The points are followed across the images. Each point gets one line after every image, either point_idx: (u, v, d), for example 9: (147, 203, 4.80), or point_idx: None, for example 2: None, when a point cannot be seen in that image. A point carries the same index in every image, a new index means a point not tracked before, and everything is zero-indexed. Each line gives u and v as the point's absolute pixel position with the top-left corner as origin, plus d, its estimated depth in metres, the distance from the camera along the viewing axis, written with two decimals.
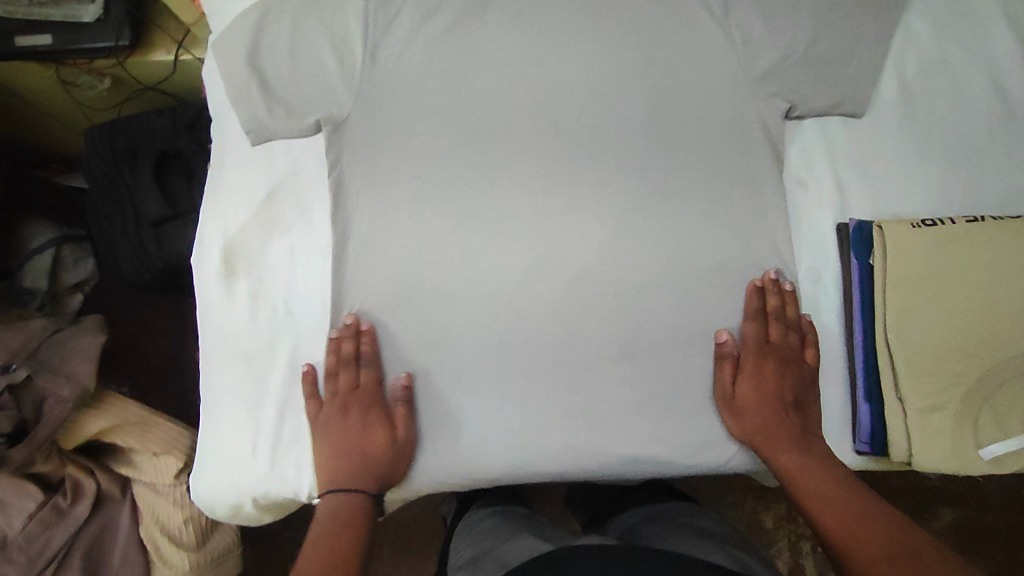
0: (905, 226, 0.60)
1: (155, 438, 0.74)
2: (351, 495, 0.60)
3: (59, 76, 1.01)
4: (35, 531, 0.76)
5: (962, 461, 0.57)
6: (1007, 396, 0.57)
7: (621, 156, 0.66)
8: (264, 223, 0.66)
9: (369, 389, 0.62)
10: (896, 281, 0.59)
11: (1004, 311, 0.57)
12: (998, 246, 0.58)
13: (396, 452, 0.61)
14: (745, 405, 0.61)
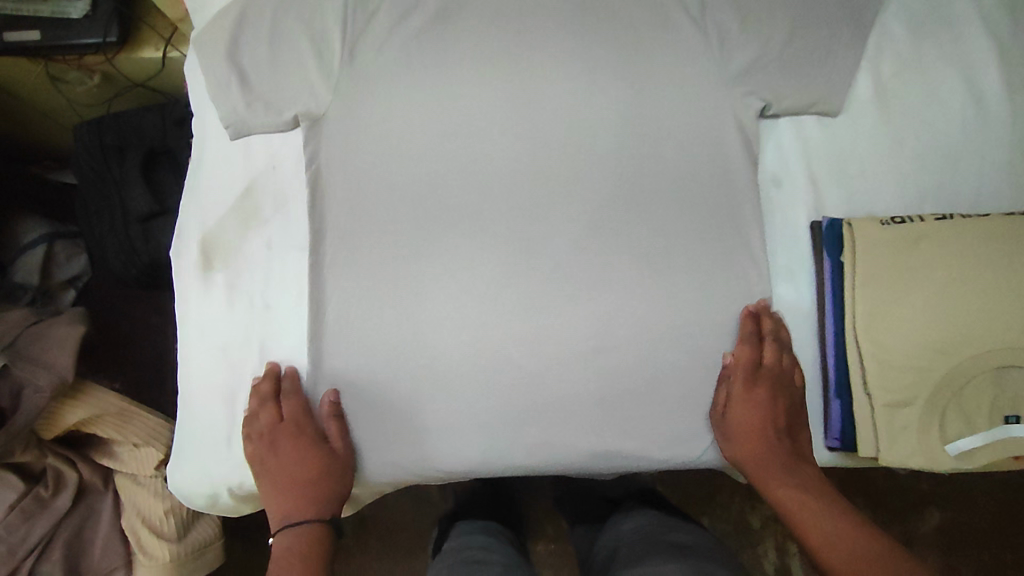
0: (874, 223, 0.58)
1: (135, 429, 0.75)
2: (300, 527, 0.62)
3: (48, 72, 1.02)
4: (14, 522, 0.77)
5: (927, 455, 0.57)
6: (975, 393, 0.55)
7: (597, 153, 0.66)
8: (242, 218, 0.67)
9: (294, 419, 0.62)
10: (866, 279, 0.58)
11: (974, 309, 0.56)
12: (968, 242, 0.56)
13: (336, 474, 0.63)
14: (738, 430, 0.62)
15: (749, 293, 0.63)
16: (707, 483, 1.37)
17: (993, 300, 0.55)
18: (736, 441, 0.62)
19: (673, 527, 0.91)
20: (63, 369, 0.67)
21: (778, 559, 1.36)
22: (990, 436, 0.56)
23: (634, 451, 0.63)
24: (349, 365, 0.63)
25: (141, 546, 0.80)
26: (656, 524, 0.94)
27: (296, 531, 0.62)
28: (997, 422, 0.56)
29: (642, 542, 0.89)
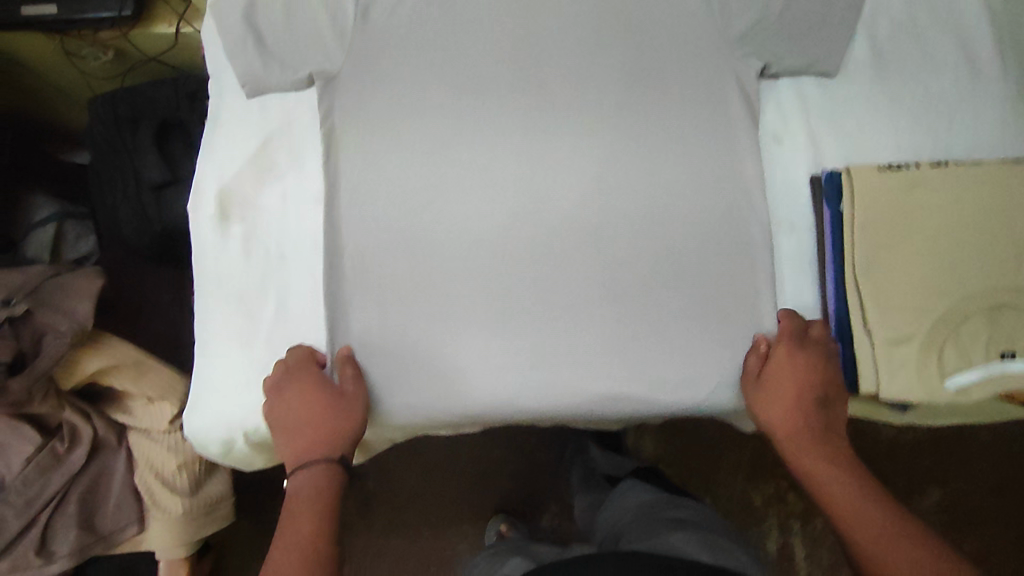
0: (872, 168, 0.60)
1: (149, 381, 0.77)
2: (314, 473, 0.64)
3: (63, 47, 1.04)
4: (31, 475, 0.80)
5: (928, 390, 0.57)
6: (971, 328, 0.57)
7: (602, 112, 0.68)
8: (258, 172, 0.69)
9: (301, 366, 0.65)
10: (863, 222, 0.59)
11: (968, 248, 0.57)
12: (961, 185, 0.58)
13: (347, 415, 0.64)
14: (779, 399, 0.62)
15: (745, 243, 0.66)
16: (709, 460, 1.39)
17: (986, 238, 0.56)
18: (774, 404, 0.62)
19: (673, 505, 0.94)
20: (83, 316, 0.69)
21: (779, 537, 1.37)
22: (989, 369, 0.56)
23: (639, 397, 0.65)
24: (366, 310, 0.66)
25: (154, 499, 0.83)
26: (658, 500, 0.97)
27: (309, 474, 0.64)
28: (994, 358, 0.56)
29: (644, 519, 0.92)
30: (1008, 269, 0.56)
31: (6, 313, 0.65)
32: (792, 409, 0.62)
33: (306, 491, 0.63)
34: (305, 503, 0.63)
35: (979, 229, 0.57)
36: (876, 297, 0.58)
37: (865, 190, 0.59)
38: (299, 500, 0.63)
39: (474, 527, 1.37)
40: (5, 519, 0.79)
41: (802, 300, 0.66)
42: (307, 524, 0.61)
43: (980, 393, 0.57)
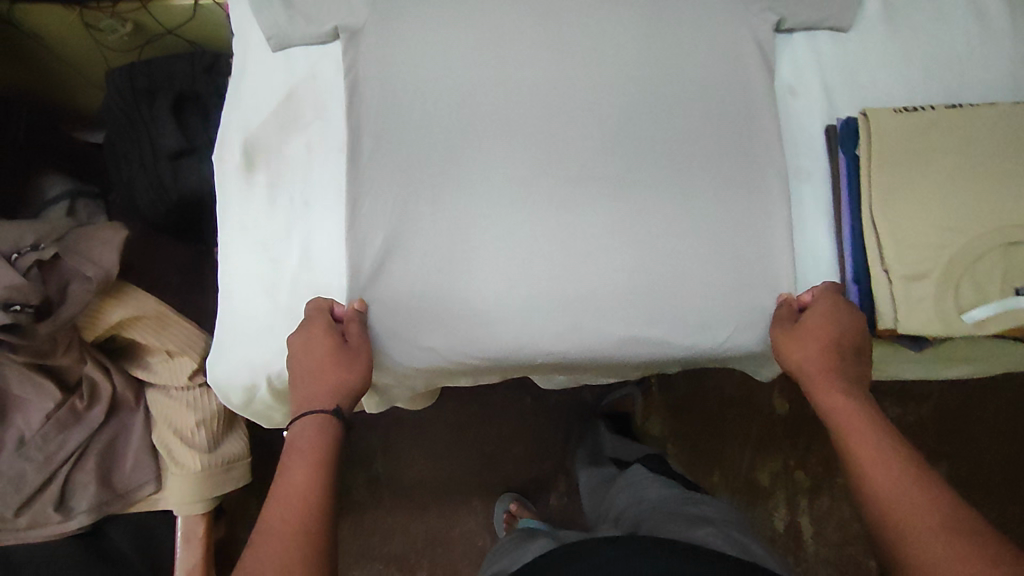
0: (890, 112, 0.62)
1: (171, 336, 0.78)
2: (316, 423, 0.62)
3: (82, 19, 1.05)
4: (50, 431, 0.80)
5: (945, 322, 0.58)
6: (987, 262, 0.58)
7: (622, 64, 0.69)
8: (284, 123, 0.70)
9: (315, 315, 0.65)
10: (881, 160, 0.61)
11: (982, 187, 0.59)
12: (972, 127, 0.60)
13: (352, 367, 0.64)
14: (810, 350, 0.61)
15: (763, 191, 0.67)
16: (717, 439, 1.39)
17: (998, 180, 0.59)
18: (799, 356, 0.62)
19: (692, 501, 0.96)
20: (109, 265, 0.70)
21: (787, 515, 1.37)
22: (1005, 302, 0.58)
23: (656, 340, 0.67)
24: (390, 257, 0.67)
25: (172, 456, 0.84)
26: (676, 492, 1.01)
27: (310, 425, 0.62)
28: (1007, 293, 0.58)
29: (666, 512, 0.94)
30: (1021, 208, 0.58)
31: (35, 257, 0.66)
32: (824, 364, 0.61)
33: (307, 441, 0.61)
34: (302, 454, 0.60)
35: (992, 169, 0.59)
36: (894, 233, 0.60)
37: (882, 130, 0.61)
38: (299, 451, 0.61)
39: (483, 505, 1.36)
40: (24, 474, 0.80)
41: (817, 247, 0.67)
42: (305, 476, 0.59)
43: (993, 327, 0.58)
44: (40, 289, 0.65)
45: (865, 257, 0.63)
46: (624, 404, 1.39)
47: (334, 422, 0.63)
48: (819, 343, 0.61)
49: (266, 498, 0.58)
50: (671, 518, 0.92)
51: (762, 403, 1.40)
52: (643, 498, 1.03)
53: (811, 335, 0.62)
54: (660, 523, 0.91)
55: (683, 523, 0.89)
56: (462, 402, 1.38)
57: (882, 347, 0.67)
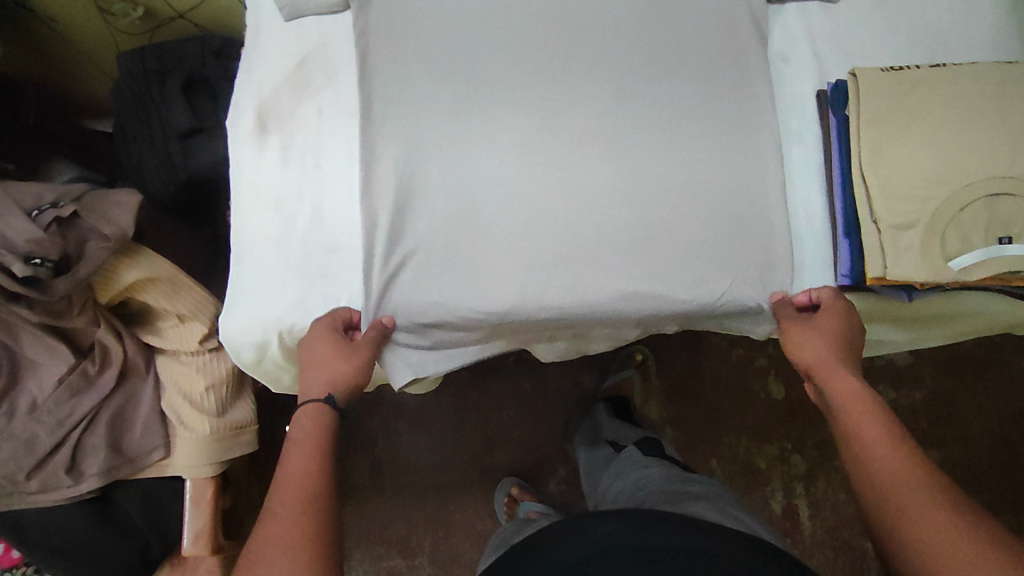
0: (877, 70, 0.66)
1: (184, 299, 0.80)
2: (315, 412, 0.67)
3: (97, 4, 1.08)
4: (62, 396, 0.82)
5: (931, 268, 0.62)
6: (972, 210, 0.62)
7: (621, 32, 0.72)
8: (297, 87, 0.73)
9: (337, 320, 0.69)
10: (868, 117, 0.65)
11: (965, 140, 0.63)
12: (955, 85, 0.64)
13: (348, 365, 0.67)
14: (820, 341, 0.66)
15: (758, 152, 0.70)
16: (714, 423, 1.39)
17: (980, 134, 0.63)
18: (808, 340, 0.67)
19: (684, 480, 0.97)
20: (125, 226, 0.72)
21: (784, 499, 1.36)
22: (991, 248, 0.61)
23: (655, 294, 0.69)
24: (400, 215, 0.69)
25: (182, 421, 0.86)
26: (668, 473, 1.01)
27: (310, 417, 0.67)
28: (992, 242, 0.61)
29: (662, 490, 0.96)
30: (1002, 159, 0.62)
31: (54, 214, 0.68)
32: (832, 355, 0.66)
33: (306, 433, 0.65)
34: (301, 447, 0.64)
35: (974, 123, 0.63)
36: (883, 185, 0.64)
37: (869, 89, 0.65)
38: (300, 443, 0.64)
39: (483, 491, 1.34)
40: (36, 437, 0.81)
41: (812, 205, 0.71)
42: (306, 464, 0.62)
43: (978, 274, 0.61)
44: (59, 245, 0.67)
45: (853, 210, 0.67)
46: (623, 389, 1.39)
47: (328, 412, 0.68)
48: (826, 334, 0.67)
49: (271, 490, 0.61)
50: (668, 496, 0.93)
51: (758, 388, 1.40)
52: (641, 481, 1.02)
53: (821, 328, 0.67)
54: (658, 501, 0.93)
55: (680, 501, 0.89)
56: (462, 387, 1.37)
57: (874, 299, 0.70)
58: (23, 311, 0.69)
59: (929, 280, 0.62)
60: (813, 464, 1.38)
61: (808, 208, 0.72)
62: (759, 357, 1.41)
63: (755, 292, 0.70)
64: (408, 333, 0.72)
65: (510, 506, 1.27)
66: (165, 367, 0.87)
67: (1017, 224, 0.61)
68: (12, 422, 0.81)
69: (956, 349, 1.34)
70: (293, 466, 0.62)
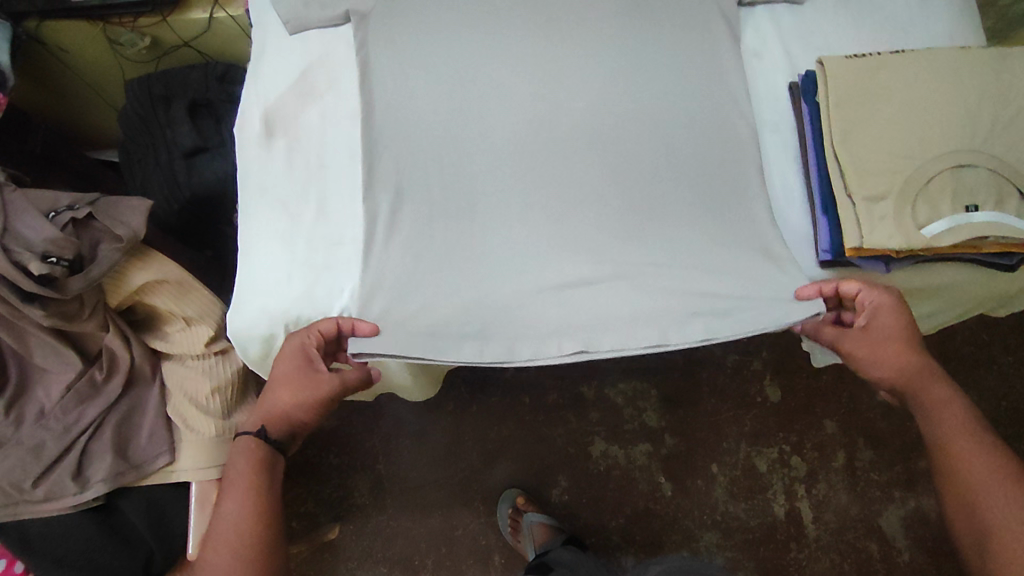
0: (840, 59, 0.74)
1: (192, 301, 0.83)
2: (257, 443, 0.70)
3: (105, 35, 1.13)
4: (70, 403, 0.84)
5: (905, 235, 0.68)
6: (937, 183, 0.68)
7: (606, 35, 0.78)
8: (301, 94, 0.79)
9: (309, 343, 0.69)
10: (836, 101, 0.72)
11: (925, 120, 0.70)
12: (915, 69, 0.72)
13: (298, 399, 0.70)
14: (887, 353, 0.69)
15: (734, 139, 0.75)
16: (714, 428, 1.36)
17: (940, 112, 0.70)
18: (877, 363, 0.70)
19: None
20: (137, 227, 0.75)
21: (786, 502, 1.32)
22: (957, 217, 0.67)
23: (653, 263, 0.73)
24: (401, 207, 0.73)
25: (187, 424, 0.88)
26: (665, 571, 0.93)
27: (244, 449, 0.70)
28: (960, 210, 0.68)
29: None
30: (955, 136, 0.69)
31: (70, 216, 0.72)
32: (906, 363, 0.69)
33: (242, 471, 0.68)
34: (240, 481, 0.67)
35: (930, 103, 0.70)
36: (853, 163, 0.71)
37: (835, 75, 0.73)
38: (235, 483, 0.67)
39: (483, 504, 1.32)
40: (44, 444, 0.83)
41: (790, 187, 0.77)
42: (240, 508, 0.65)
43: (949, 240, 0.67)
44: (74, 245, 0.71)
45: (830, 190, 0.73)
46: (621, 398, 1.38)
47: (265, 448, 0.70)
48: (889, 350, 0.69)
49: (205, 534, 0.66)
50: None
51: (755, 392, 1.38)
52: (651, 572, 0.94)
53: (880, 339, 0.69)
54: None
55: None
56: (461, 398, 1.37)
57: (860, 274, 0.74)
58: (37, 313, 0.71)
59: (903, 248, 0.68)
60: (814, 464, 1.34)
61: (787, 193, 0.77)
62: (753, 362, 1.40)
63: (742, 265, 0.72)
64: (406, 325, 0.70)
65: (512, 517, 1.26)
66: (172, 373, 0.89)
67: (980, 194, 0.68)
68: (20, 431, 0.83)
69: (946, 346, 1.37)
70: (226, 511, 0.66)
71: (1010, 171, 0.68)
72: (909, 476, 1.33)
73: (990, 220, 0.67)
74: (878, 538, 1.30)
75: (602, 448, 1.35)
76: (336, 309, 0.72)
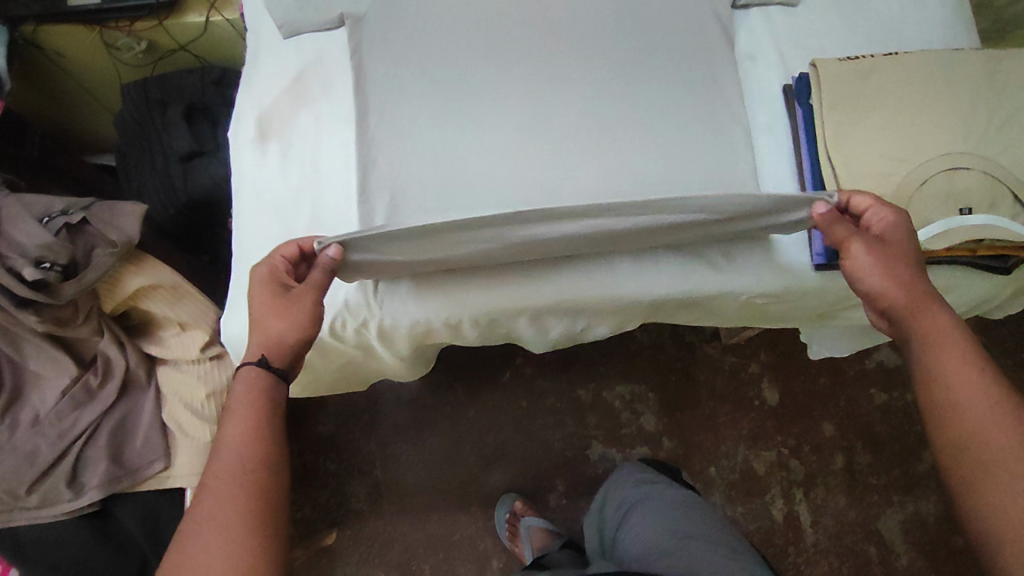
0: (834, 61, 0.74)
1: (186, 305, 0.83)
2: (256, 372, 0.65)
3: (102, 39, 1.13)
4: (64, 408, 0.84)
5: None
6: (929, 188, 0.69)
7: (599, 40, 0.78)
8: (295, 100, 0.79)
9: (272, 267, 0.68)
10: (830, 104, 0.72)
11: (919, 123, 0.71)
12: (909, 72, 0.72)
13: (285, 318, 0.66)
14: (888, 268, 0.66)
15: (729, 143, 0.75)
16: (713, 430, 1.36)
17: (933, 115, 0.71)
18: (874, 276, 0.66)
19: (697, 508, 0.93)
20: (131, 232, 0.75)
21: (784, 505, 1.31)
22: (950, 221, 0.68)
23: (654, 240, 0.71)
24: (396, 211, 0.73)
25: (183, 429, 0.87)
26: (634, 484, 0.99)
27: (246, 381, 0.64)
28: (953, 214, 0.68)
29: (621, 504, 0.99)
30: (950, 141, 0.70)
31: (64, 221, 0.72)
32: (906, 285, 0.65)
33: (246, 399, 0.63)
34: (247, 407, 0.62)
35: (922, 108, 0.71)
36: (848, 165, 0.71)
37: (829, 77, 0.73)
38: (239, 409, 0.62)
39: (482, 508, 1.31)
40: (38, 451, 0.82)
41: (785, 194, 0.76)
42: (247, 436, 0.60)
43: (944, 243, 0.67)
44: (68, 250, 0.71)
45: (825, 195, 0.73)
46: (619, 400, 1.37)
47: (267, 377, 0.65)
48: (891, 267, 0.65)
49: (207, 461, 0.60)
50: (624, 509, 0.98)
51: (753, 395, 1.38)
52: (626, 500, 0.98)
53: (884, 253, 0.66)
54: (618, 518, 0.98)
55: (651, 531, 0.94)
56: (459, 401, 1.36)
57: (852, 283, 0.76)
58: (32, 319, 0.71)
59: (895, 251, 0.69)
60: (812, 467, 1.34)
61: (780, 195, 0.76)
62: (751, 364, 1.40)
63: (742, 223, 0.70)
64: (392, 246, 0.66)
65: (511, 522, 1.26)
66: (167, 379, 0.88)
67: (973, 198, 0.69)
68: (15, 437, 0.83)
69: None
70: (230, 436, 0.61)
71: (1006, 174, 0.69)
72: (908, 478, 1.33)
73: (984, 223, 0.67)
74: (877, 542, 1.29)
75: (600, 451, 1.34)
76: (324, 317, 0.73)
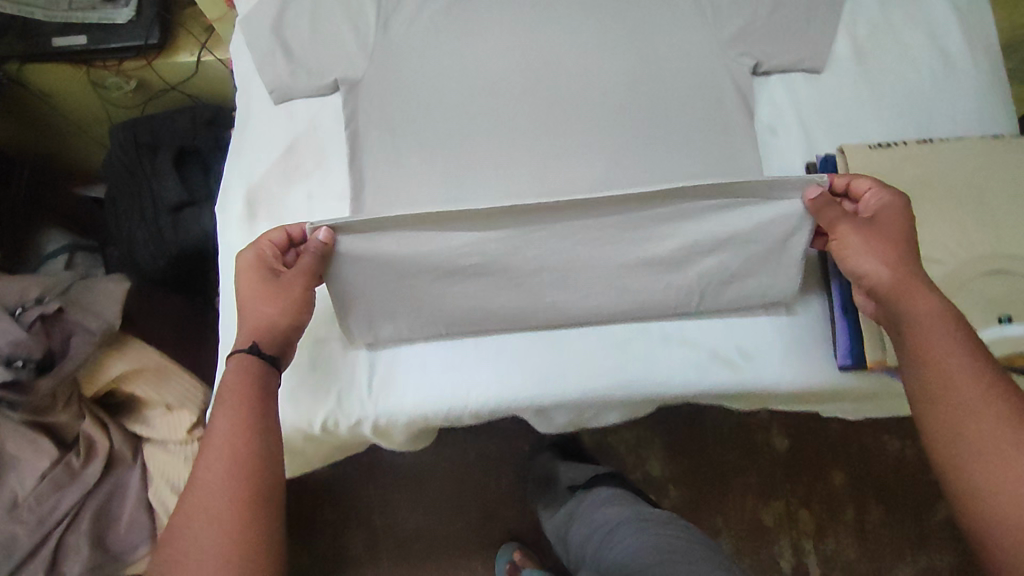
0: (862, 147, 0.70)
1: (171, 387, 0.79)
2: (244, 355, 0.60)
3: (88, 78, 1.08)
4: (44, 491, 0.77)
5: None
6: (963, 295, 0.64)
7: (609, 108, 0.73)
8: (286, 171, 0.75)
9: (261, 250, 0.65)
10: None
11: (953, 220, 0.66)
12: (942, 162, 0.68)
13: (278, 302, 0.63)
14: (880, 247, 0.62)
15: None
16: (721, 479, 1.31)
17: (966, 210, 0.66)
18: (866, 254, 0.62)
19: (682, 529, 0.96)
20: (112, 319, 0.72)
21: (793, 557, 1.27)
22: (985, 331, 0.64)
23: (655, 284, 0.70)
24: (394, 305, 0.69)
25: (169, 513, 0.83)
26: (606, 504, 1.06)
27: (239, 369, 0.59)
28: (992, 322, 0.64)
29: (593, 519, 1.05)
30: (987, 240, 0.65)
31: (41, 309, 0.69)
32: (898, 265, 0.61)
33: (237, 388, 0.58)
34: (237, 395, 0.58)
35: (954, 201, 0.67)
36: None
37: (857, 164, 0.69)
38: (231, 400, 0.58)
39: (483, 560, 1.26)
40: (15, 539, 0.75)
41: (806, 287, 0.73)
42: (237, 431, 0.56)
43: None
44: (42, 343, 0.68)
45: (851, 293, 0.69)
46: (623, 447, 1.33)
47: (261, 365, 0.61)
48: (884, 247, 0.62)
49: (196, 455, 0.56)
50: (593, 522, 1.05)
51: (762, 440, 1.33)
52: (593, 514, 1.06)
53: (874, 231, 0.63)
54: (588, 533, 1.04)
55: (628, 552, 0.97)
56: (459, 449, 1.32)
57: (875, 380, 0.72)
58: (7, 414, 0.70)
59: None
60: (820, 518, 1.30)
61: None
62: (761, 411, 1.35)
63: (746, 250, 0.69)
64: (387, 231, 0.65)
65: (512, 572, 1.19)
66: (155, 457, 0.84)
67: (1013, 304, 0.64)
68: None
69: None
70: (218, 427, 0.56)
71: None
72: (923, 532, 1.28)
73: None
74: None
75: None
76: (316, 419, 0.69)
